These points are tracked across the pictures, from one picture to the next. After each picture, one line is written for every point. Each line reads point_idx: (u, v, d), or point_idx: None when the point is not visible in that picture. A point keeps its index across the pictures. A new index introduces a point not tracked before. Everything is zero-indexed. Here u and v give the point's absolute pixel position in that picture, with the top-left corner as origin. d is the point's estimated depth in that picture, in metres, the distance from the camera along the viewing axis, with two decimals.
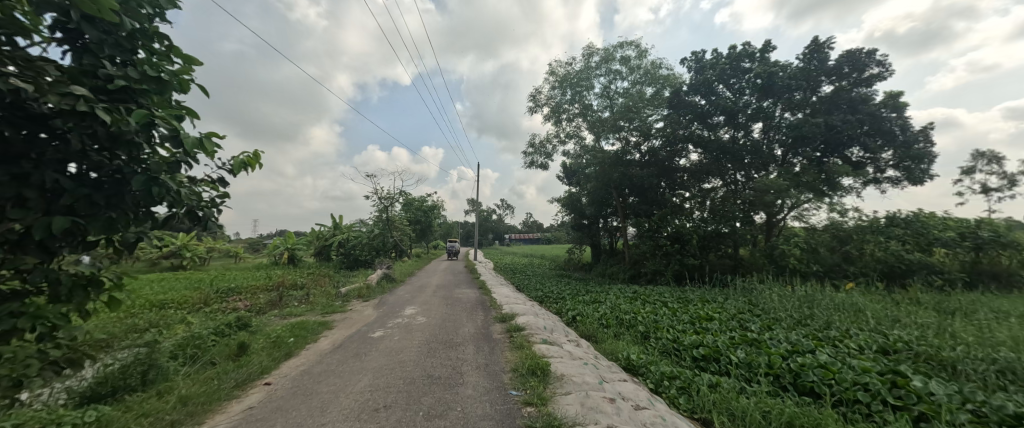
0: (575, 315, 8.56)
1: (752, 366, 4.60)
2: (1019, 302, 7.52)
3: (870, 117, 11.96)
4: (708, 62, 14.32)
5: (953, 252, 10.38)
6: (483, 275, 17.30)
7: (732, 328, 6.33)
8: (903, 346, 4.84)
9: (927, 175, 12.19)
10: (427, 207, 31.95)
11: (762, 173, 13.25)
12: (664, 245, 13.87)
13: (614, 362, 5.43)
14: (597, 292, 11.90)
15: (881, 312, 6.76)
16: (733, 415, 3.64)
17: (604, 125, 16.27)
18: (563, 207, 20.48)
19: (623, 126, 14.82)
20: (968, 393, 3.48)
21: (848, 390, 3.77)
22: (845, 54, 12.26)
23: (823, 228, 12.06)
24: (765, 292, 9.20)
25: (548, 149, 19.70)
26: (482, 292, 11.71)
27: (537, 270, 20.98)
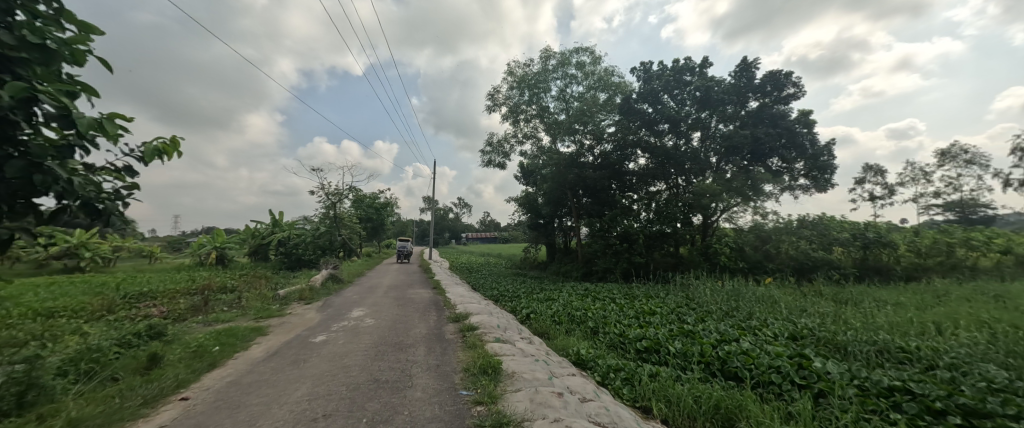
0: (529, 312, 8.70)
1: (687, 355, 4.99)
2: (895, 292, 8.96)
3: (787, 131, 13.53)
4: (655, 72, 15.26)
5: (848, 250, 12.11)
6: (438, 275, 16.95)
7: (670, 321, 6.83)
8: (808, 333, 5.54)
9: (831, 184, 14.04)
10: (379, 204, 30.56)
11: (700, 178, 14.42)
12: (614, 244, 14.64)
13: (565, 357, 5.61)
14: (551, 290, 12.21)
15: (792, 304, 7.69)
16: (669, 402, 3.93)
17: (560, 127, 16.73)
18: (519, 207, 20.71)
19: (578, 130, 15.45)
20: (855, 371, 4.06)
21: (764, 373, 4.23)
22: (768, 74, 13.74)
23: (749, 229, 13.43)
24: (700, 287, 10.04)
25: (505, 149, 19.83)
26: (436, 292, 11.49)
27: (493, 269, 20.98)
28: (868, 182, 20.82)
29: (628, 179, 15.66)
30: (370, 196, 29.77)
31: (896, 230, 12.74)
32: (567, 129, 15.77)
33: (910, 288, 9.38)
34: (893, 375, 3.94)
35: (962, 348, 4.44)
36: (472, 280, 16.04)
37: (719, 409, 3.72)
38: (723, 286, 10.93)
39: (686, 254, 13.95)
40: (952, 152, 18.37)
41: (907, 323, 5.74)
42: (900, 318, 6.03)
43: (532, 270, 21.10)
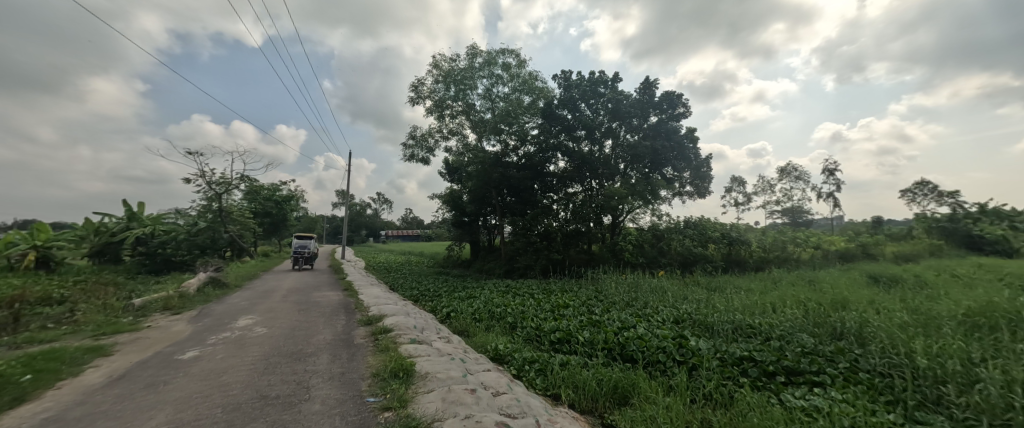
0: (450, 311, 8.56)
1: (593, 343, 5.47)
2: (751, 280, 11.03)
3: (679, 145, 15.67)
4: (574, 82, 16.29)
5: (718, 246, 14.56)
6: (351, 275, 15.61)
7: (581, 312, 7.39)
8: (687, 317, 6.52)
9: (709, 192, 16.70)
10: (280, 197, 26.94)
11: (610, 182, 15.83)
12: (535, 242, 15.33)
13: (483, 353, 5.68)
14: (473, 288, 12.19)
15: (678, 293, 8.96)
16: (576, 387, 4.25)
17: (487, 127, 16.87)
18: (443, 204, 20.29)
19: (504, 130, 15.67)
20: (719, 346, 4.91)
21: (653, 354, 4.85)
22: (665, 94, 15.73)
23: (647, 228, 15.21)
24: (608, 281, 11.04)
25: (429, 144, 19.17)
26: (348, 294, 10.53)
27: (413, 268, 20.08)
28: (735, 192, 25.35)
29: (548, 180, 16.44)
30: (269, 187, 26.09)
31: (751, 230, 15.69)
32: (492, 128, 15.92)
33: (761, 276, 11.66)
34: (743, 347, 4.86)
35: (787, 323, 5.69)
36: (389, 280, 15.13)
37: (616, 389, 4.16)
38: (626, 279, 12.19)
39: (598, 251, 15.05)
40: (789, 170, 23.37)
41: (754, 304, 7.16)
42: (751, 301, 7.47)
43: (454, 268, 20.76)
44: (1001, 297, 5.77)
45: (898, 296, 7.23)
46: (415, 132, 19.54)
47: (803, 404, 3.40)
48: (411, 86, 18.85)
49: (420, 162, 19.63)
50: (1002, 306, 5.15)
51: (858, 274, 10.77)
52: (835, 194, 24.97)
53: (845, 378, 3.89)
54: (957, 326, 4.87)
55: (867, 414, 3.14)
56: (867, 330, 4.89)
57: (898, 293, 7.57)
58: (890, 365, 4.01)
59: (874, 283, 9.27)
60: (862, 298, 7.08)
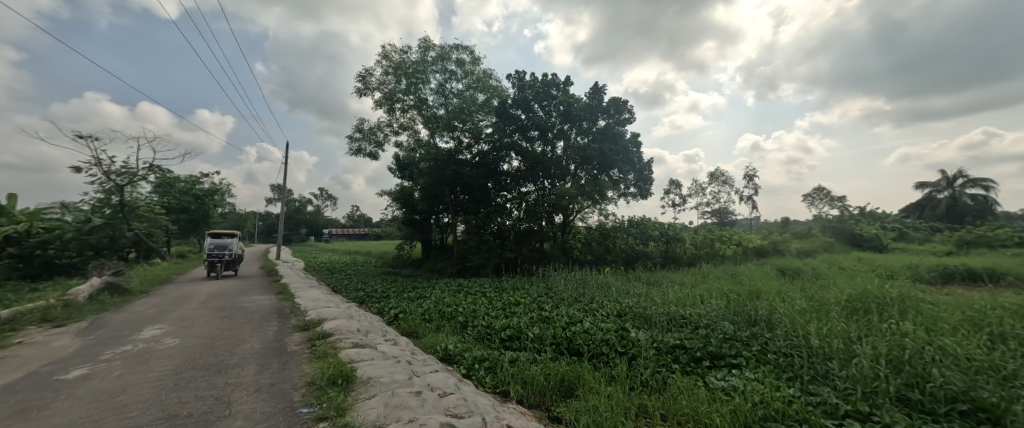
0: (398, 312, 8.25)
1: (543, 339, 5.60)
2: (685, 275, 12.01)
3: (624, 149, 16.58)
4: (528, 83, 16.61)
5: (657, 244, 15.65)
6: (287, 277, 14.35)
7: (531, 309, 7.53)
8: (628, 310, 6.94)
9: (650, 193, 17.88)
10: (200, 191, 23.90)
11: (560, 182, 16.27)
12: (488, 240, 15.34)
13: (433, 354, 5.54)
14: (423, 287, 11.85)
15: (620, 288, 9.51)
16: (525, 383, 4.32)
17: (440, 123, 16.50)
18: (392, 201, 19.46)
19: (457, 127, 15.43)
20: (656, 336, 5.28)
21: (597, 346, 5.09)
22: (613, 100, 16.54)
23: (595, 227, 15.88)
24: (558, 278, 11.36)
25: (377, 138, 18.27)
26: (283, 298, 9.66)
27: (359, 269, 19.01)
28: (672, 194, 27.45)
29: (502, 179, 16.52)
30: (186, 180, 23.03)
31: (685, 229, 17.09)
32: (445, 125, 15.61)
33: (693, 271, 12.73)
34: (676, 336, 5.28)
35: (712, 312, 6.30)
36: (331, 281, 14.16)
37: (562, 382, 4.29)
38: (575, 275, 12.63)
39: (549, 249, 15.35)
40: (718, 175, 25.85)
41: (686, 297, 7.83)
42: (683, 294, 8.15)
43: (404, 268, 20.02)
44: (874, 285, 6.92)
45: (801, 287, 8.34)
46: (362, 125, 18.52)
47: (723, 385, 3.80)
48: (357, 75, 17.81)
49: (368, 157, 18.66)
50: (876, 292, 6.17)
51: (770, 268, 12.25)
52: (753, 197, 28.12)
53: (757, 359, 4.41)
54: (843, 311, 5.74)
55: (772, 390, 3.58)
56: (776, 316, 5.58)
57: (801, 284, 8.74)
58: (791, 346, 4.62)
59: (783, 276, 10.61)
60: (775, 289, 8.06)
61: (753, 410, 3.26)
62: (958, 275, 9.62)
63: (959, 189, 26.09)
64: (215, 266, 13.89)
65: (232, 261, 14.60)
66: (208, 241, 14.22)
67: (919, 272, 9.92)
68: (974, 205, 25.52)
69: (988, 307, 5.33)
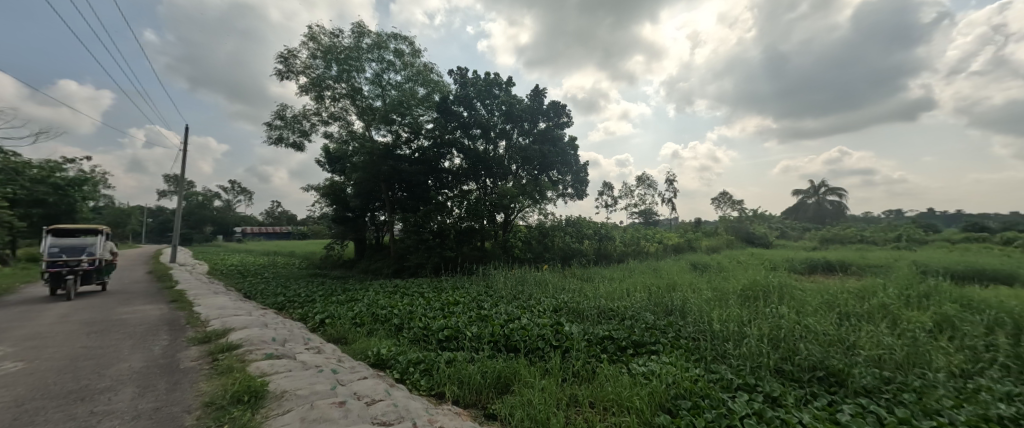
0: (326, 317, 7.60)
1: (480, 337, 5.59)
2: (616, 270, 12.89)
3: (563, 152, 17.23)
4: (470, 81, 16.41)
5: (592, 242, 16.54)
6: (187, 282, 12.39)
7: (470, 308, 7.46)
8: (563, 305, 7.24)
9: (585, 195, 18.84)
10: (60, 180, 19.49)
11: (501, 181, 16.37)
12: (427, 239, 14.88)
13: (364, 360, 5.21)
14: (354, 290, 11.06)
15: (557, 283, 9.89)
16: (461, 382, 4.28)
17: (376, 116, 15.56)
18: (321, 197, 17.90)
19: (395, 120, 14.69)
20: (588, 329, 5.59)
21: (534, 341, 5.24)
22: (553, 103, 17.10)
23: (535, 226, 16.24)
24: (498, 277, 11.45)
25: (301, 128, 16.61)
26: (183, 306, 8.30)
27: (280, 271, 17.16)
28: (605, 195, 29.27)
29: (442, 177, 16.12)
30: (38, 166, 18.67)
31: (616, 228, 18.31)
32: (382, 117, 14.76)
33: (624, 267, 13.69)
34: (605, 328, 5.64)
35: (637, 304, 6.86)
36: (246, 286, 12.55)
37: (499, 378, 4.32)
38: (515, 273, 12.81)
39: (490, 247, 15.33)
40: (644, 179, 28.16)
41: (615, 290, 8.40)
42: (613, 288, 8.74)
43: (333, 270, 18.48)
44: (766, 276, 8.10)
45: (711, 279, 9.46)
46: (284, 111, 16.70)
47: (644, 370, 4.15)
48: (278, 56, 16.00)
49: (291, 147, 16.91)
50: (765, 282, 7.26)
51: (685, 263, 13.70)
52: (673, 199, 31.20)
53: (672, 344, 4.90)
54: (742, 299, 6.65)
55: (683, 371, 4.00)
56: (688, 305, 6.27)
57: (711, 277, 9.92)
58: (700, 330, 5.23)
59: (696, 270, 11.93)
60: (690, 281, 9.04)
61: (667, 391, 3.62)
62: (822, 266, 11.74)
63: (821, 196, 31.88)
64: (65, 282, 9.44)
65: (92, 271, 10.09)
66: (52, 243, 9.76)
67: (797, 265, 11.90)
68: (832, 209, 31.38)
69: (844, 291, 6.57)
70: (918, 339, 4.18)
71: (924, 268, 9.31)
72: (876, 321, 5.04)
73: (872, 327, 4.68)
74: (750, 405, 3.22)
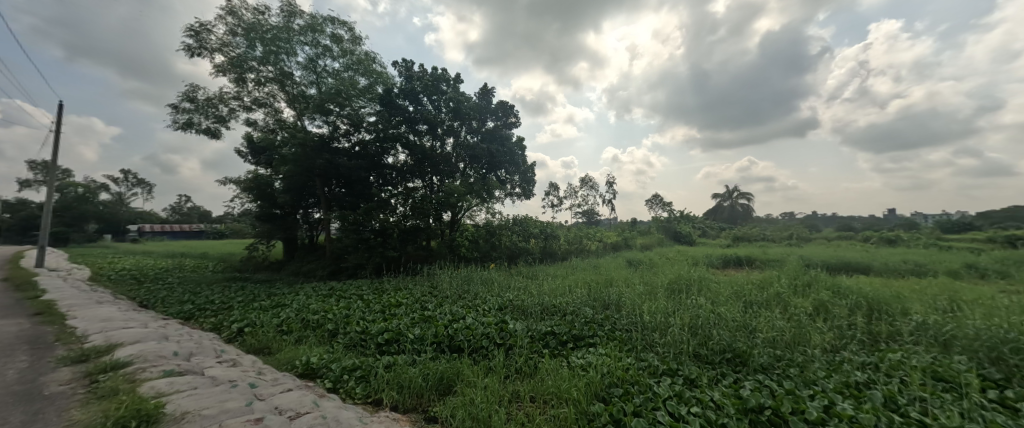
0: (246, 325, 6.81)
1: (423, 339, 5.41)
2: (561, 268, 13.30)
3: (511, 151, 17.37)
4: (416, 74, 15.83)
5: (538, 241, 16.86)
6: (62, 290, 10.28)
7: (413, 310, 7.20)
8: (508, 303, 7.30)
9: (532, 194, 19.14)
10: None
11: (447, 179, 16.01)
12: (368, 239, 14.01)
13: (291, 371, 4.77)
14: (282, 295, 10.04)
15: (501, 282, 9.95)
16: (401, 387, 4.12)
17: (309, 104, 14.31)
18: (243, 191, 16.01)
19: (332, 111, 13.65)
20: (531, 325, 5.69)
21: (478, 340, 5.22)
22: (501, 103, 17.18)
23: (482, 225, 16.15)
24: (443, 277, 11.19)
25: (217, 112, 14.69)
26: (58, 320, 6.88)
27: (189, 275, 15.00)
28: (550, 195, 30.04)
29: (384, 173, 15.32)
30: None
31: (561, 227, 18.93)
32: (317, 107, 13.61)
33: (568, 265, 14.16)
34: (548, 324, 5.81)
35: (577, 299, 7.15)
36: (145, 293, 10.77)
37: (441, 380, 4.23)
38: (461, 273, 12.59)
39: (436, 247, 14.93)
40: (586, 180, 29.45)
41: (558, 287, 8.66)
42: (556, 285, 9.03)
43: (257, 273, 16.61)
44: (692, 271, 8.93)
45: (646, 274, 10.18)
46: (195, 93, 14.63)
47: (582, 362, 4.35)
48: (188, 29, 13.98)
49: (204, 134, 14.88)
50: (689, 276, 8.01)
51: (623, 260, 14.58)
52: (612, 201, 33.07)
53: (609, 337, 5.20)
54: (670, 292, 7.26)
55: (618, 361, 4.27)
56: (623, 300, 6.70)
57: (647, 272, 10.65)
58: (633, 322, 5.61)
59: (631, 266, 12.77)
60: (626, 277, 9.66)
61: (602, 380, 3.83)
62: (734, 261, 13.30)
63: (733, 200, 36.19)
64: None
65: None
66: None
67: (716, 261, 13.31)
68: (743, 211, 35.67)
69: (752, 283, 7.50)
70: (802, 321, 4.93)
71: (813, 262, 10.97)
72: (773, 307, 5.84)
73: (770, 313, 5.41)
74: (672, 388, 3.53)
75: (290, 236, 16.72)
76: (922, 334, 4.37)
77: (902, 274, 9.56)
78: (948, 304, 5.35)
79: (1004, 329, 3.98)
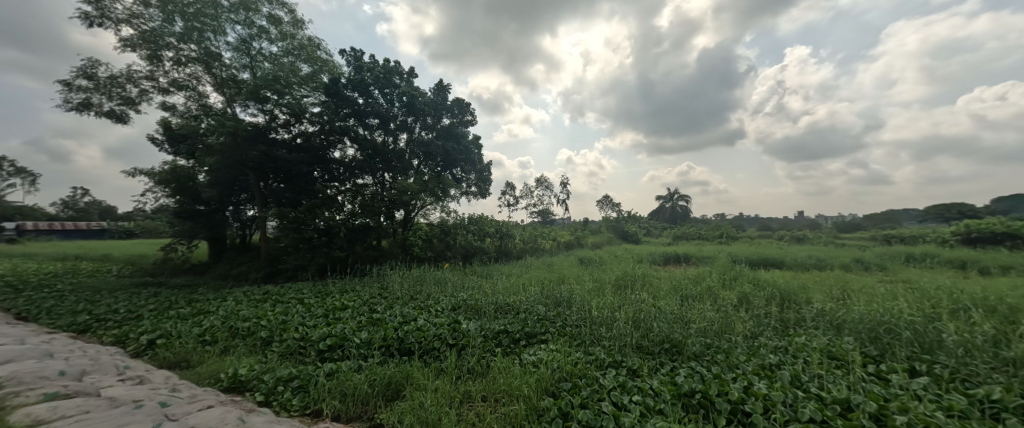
0: (159, 337, 6.00)
1: (370, 343, 5.15)
2: (516, 267, 13.37)
3: (467, 150, 17.21)
4: (366, 65, 15.06)
5: (494, 240, 16.79)
6: None
7: (360, 313, 6.83)
8: (461, 303, 7.20)
9: (488, 194, 19.04)
10: None
11: (399, 176, 15.38)
12: (310, 238, 12.98)
13: (215, 385, 4.29)
14: (205, 301, 8.97)
15: (455, 282, 9.80)
16: (344, 395, 3.89)
17: (241, 90, 12.93)
18: (158, 185, 14.08)
19: (268, 98, 12.47)
20: (483, 324, 5.67)
21: (429, 342, 5.10)
22: (457, 100, 16.94)
23: (437, 224, 15.73)
24: (394, 277, 10.77)
25: (123, 93, 12.78)
26: None
27: (86, 281, 12.84)
28: (506, 194, 30.14)
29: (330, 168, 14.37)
30: None
31: (516, 226, 19.04)
32: (250, 93, 12.36)
33: (523, 263, 14.27)
34: (500, 322, 5.82)
35: (530, 297, 7.25)
36: (25, 303, 9.03)
37: (390, 385, 4.07)
38: (414, 273, 12.17)
39: (387, 246, 14.26)
40: (541, 180, 30.00)
41: (512, 286, 8.72)
42: (510, 283, 9.08)
43: (174, 277, 14.68)
44: (639, 268, 9.48)
45: (598, 271, 10.60)
46: (95, 69, 12.58)
47: (533, 359, 4.43)
48: None
49: (107, 117, 12.88)
50: (634, 273, 8.51)
51: (575, 258, 15.06)
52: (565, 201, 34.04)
53: (559, 333, 5.33)
54: (618, 288, 7.65)
55: (567, 356, 4.39)
56: (574, 296, 6.92)
57: (598, 269, 11.10)
58: (583, 317, 5.82)
59: (583, 264, 13.24)
60: (577, 274, 10.01)
61: (552, 376, 3.92)
62: (674, 258, 14.36)
63: (674, 201, 39.04)
64: None
65: None
66: None
67: (659, 258, 14.27)
68: (682, 211, 38.68)
69: (689, 278, 8.16)
70: (729, 312, 5.45)
71: (740, 258, 12.18)
72: (705, 299, 6.39)
73: (702, 305, 5.91)
74: (616, 379, 3.70)
75: (217, 235, 15.01)
76: (821, 319, 5.04)
77: (811, 267, 10.95)
78: (842, 293, 6.25)
79: (881, 312, 4.72)
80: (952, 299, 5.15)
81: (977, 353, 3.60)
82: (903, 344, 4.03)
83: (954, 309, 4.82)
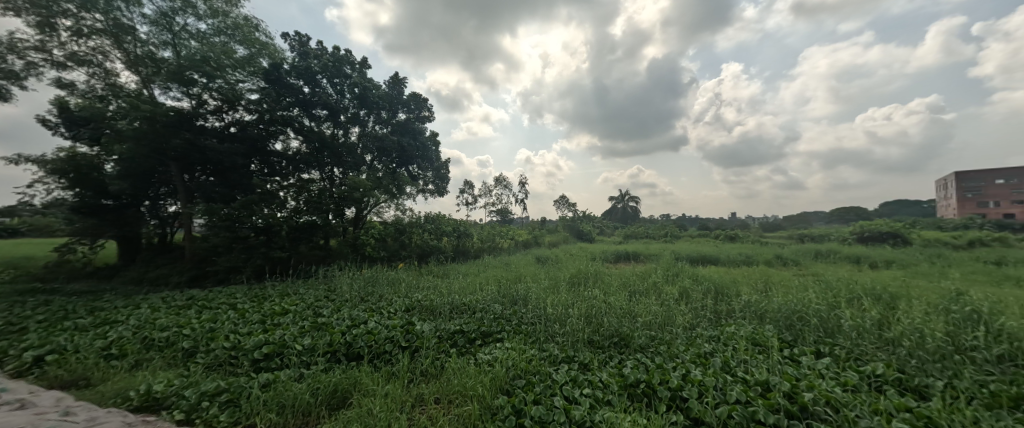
0: (50, 352, 5.13)
1: (313, 349, 4.82)
2: (473, 266, 13.26)
3: (423, 146, 16.79)
4: (313, 52, 14.11)
5: (451, 239, 16.50)
6: None
7: (303, 317, 6.37)
8: (416, 304, 7.00)
9: (445, 192, 18.66)
10: None
11: (349, 172, 14.57)
12: (246, 237, 11.86)
13: (124, 405, 3.75)
14: (113, 309, 7.84)
15: (408, 283, 9.48)
16: (281, 406, 3.61)
17: (160, 70, 11.46)
18: (52, 174, 12.06)
19: (195, 81, 11.19)
20: (438, 325, 5.54)
21: (381, 345, 4.90)
22: (413, 95, 16.44)
23: (391, 222, 15.12)
24: (343, 278, 10.22)
25: (3, 65, 10.76)
26: None
27: None
28: (464, 193, 29.77)
29: (270, 161, 13.23)
30: None
31: (473, 225, 18.86)
32: (172, 74, 11.00)
33: (482, 263, 14.19)
34: (456, 322, 5.73)
35: (487, 297, 7.22)
36: None
37: (335, 392, 3.85)
38: (366, 274, 11.60)
39: (335, 246, 13.44)
40: (499, 179, 30.03)
41: (468, 285, 8.63)
42: (467, 283, 8.98)
43: (73, 282, 12.65)
44: (593, 266, 9.85)
45: (555, 269, 10.84)
46: None
47: (488, 358, 4.42)
48: None
49: None
50: (587, 270, 8.82)
51: (532, 257, 15.26)
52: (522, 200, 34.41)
53: (515, 331, 5.37)
54: (572, 285, 7.87)
55: (521, 353, 4.43)
56: (529, 295, 7.02)
57: (555, 267, 11.36)
58: (538, 315, 5.90)
59: (540, 262, 13.48)
60: (534, 273, 10.16)
61: (506, 374, 3.93)
62: (626, 255, 15.10)
63: (625, 202, 41.07)
64: None
65: None
66: None
67: (611, 256, 14.93)
68: (632, 211, 40.83)
69: (638, 274, 8.64)
70: (671, 305, 5.86)
71: (685, 256, 13.13)
72: (651, 294, 6.80)
73: (648, 300, 6.28)
74: (568, 374, 3.81)
75: (129, 234, 13.17)
76: (748, 310, 5.59)
77: (744, 263, 12.10)
78: (767, 286, 7.00)
79: (795, 301, 5.36)
80: (850, 289, 5.97)
81: (867, 335, 4.21)
82: (812, 330, 4.60)
83: (852, 298, 5.59)
